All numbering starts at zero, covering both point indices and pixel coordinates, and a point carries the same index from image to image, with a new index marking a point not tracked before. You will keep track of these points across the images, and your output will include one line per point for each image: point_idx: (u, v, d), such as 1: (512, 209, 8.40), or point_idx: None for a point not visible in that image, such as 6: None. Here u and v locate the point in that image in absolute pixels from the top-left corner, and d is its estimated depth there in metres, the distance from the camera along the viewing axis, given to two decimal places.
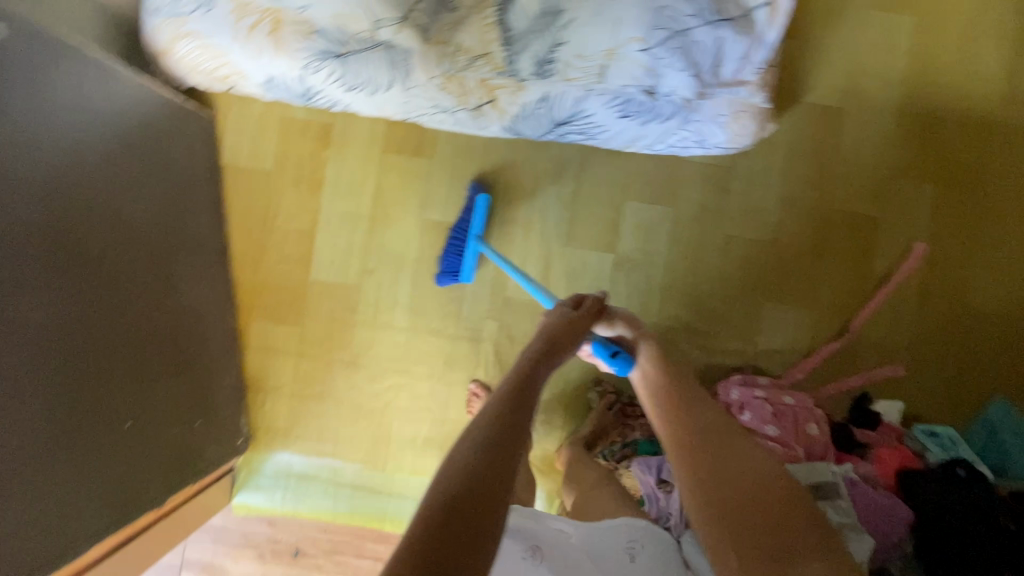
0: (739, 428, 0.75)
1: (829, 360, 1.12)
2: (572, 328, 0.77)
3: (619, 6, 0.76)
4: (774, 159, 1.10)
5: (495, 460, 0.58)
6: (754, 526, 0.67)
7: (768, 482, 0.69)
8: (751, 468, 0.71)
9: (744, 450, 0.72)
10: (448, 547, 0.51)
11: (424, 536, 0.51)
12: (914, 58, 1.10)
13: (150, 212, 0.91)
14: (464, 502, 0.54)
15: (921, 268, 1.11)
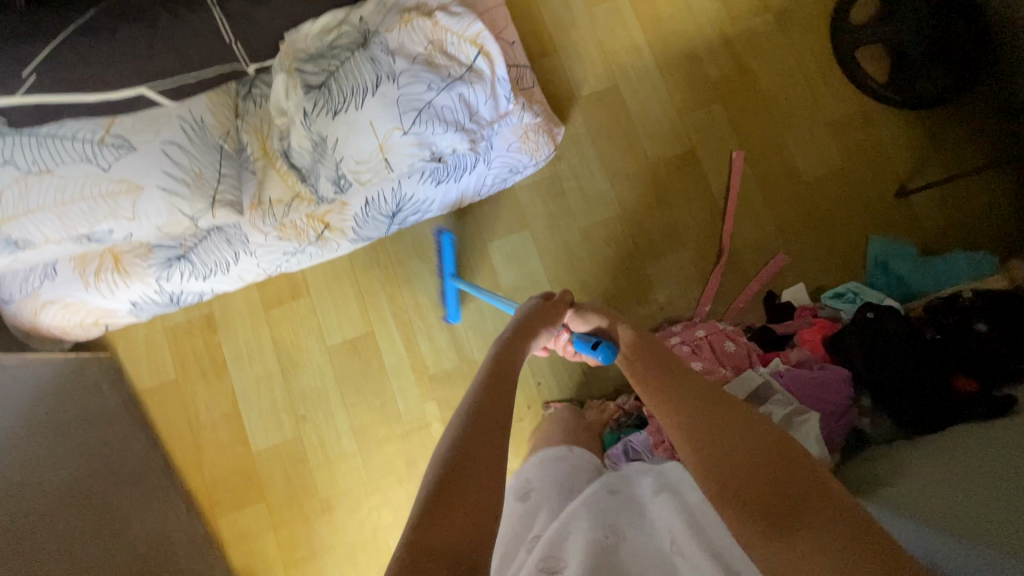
0: (723, 405, 0.69)
1: (724, 281, 1.21)
2: (542, 319, 0.85)
3: (367, 112, 0.89)
4: (585, 151, 1.24)
5: (491, 436, 0.63)
6: (768, 491, 0.58)
7: (766, 446, 0.62)
8: (744, 438, 0.64)
9: (729, 424, 0.66)
10: (462, 528, 0.54)
11: (444, 519, 0.54)
12: (645, 21, 1.28)
13: (83, 464, 0.94)
14: (472, 480, 0.58)
15: (751, 169, 1.24)
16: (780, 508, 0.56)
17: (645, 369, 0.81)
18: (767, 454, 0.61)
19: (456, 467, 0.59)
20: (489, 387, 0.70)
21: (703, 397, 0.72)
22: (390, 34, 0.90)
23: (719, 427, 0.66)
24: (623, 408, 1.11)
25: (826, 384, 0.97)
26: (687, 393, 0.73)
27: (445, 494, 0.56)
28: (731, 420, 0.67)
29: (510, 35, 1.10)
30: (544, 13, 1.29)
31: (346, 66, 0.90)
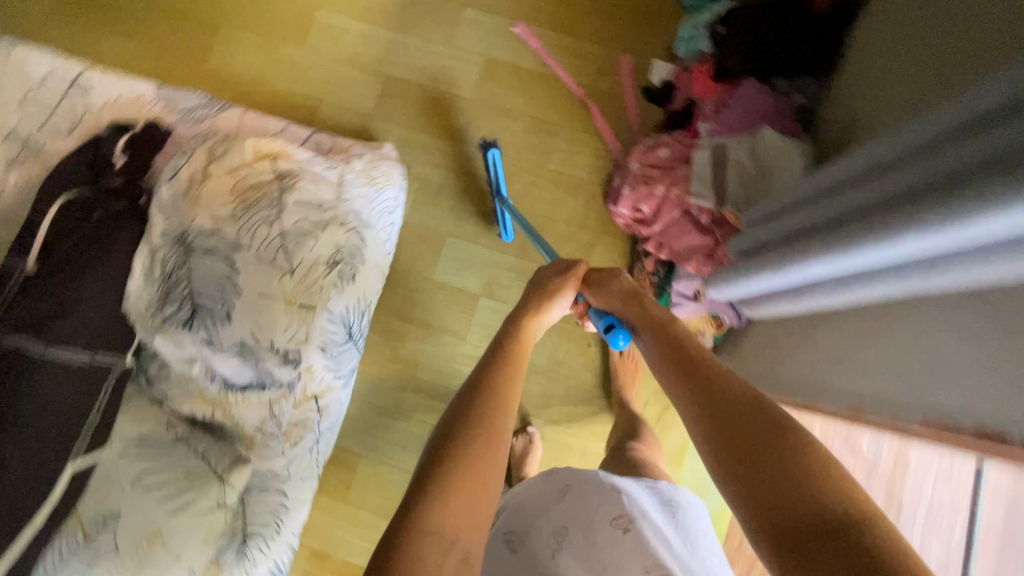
0: (721, 387, 0.57)
1: (608, 114, 1.22)
2: (545, 284, 0.82)
3: (247, 286, 0.85)
4: (421, 141, 1.24)
5: (489, 412, 0.61)
6: (750, 491, 0.49)
7: (764, 439, 0.51)
8: (740, 429, 0.53)
9: (721, 409, 0.55)
10: (466, 506, 0.54)
11: (441, 493, 0.54)
12: (357, 14, 1.28)
13: None
14: (477, 458, 0.57)
15: (536, 25, 1.26)
16: (810, 541, 0.44)
17: (653, 351, 0.68)
18: (760, 449, 0.50)
19: (458, 439, 0.58)
20: (496, 365, 0.68)
21: (698, 373, 0.59)
22: (196, 218, 0.85)
23: (708, 413, 0.56)
24: (648, 270, 1.09)
25: (751, 99, 1.00)
26: (682, 373, 0.61)
27: (449, 467, 0.56)
28: (723, 402, 0.55)
29: (276, 125, 1.11)
30: (281, 83, 1.26)
31: (196, 273, 0.84)
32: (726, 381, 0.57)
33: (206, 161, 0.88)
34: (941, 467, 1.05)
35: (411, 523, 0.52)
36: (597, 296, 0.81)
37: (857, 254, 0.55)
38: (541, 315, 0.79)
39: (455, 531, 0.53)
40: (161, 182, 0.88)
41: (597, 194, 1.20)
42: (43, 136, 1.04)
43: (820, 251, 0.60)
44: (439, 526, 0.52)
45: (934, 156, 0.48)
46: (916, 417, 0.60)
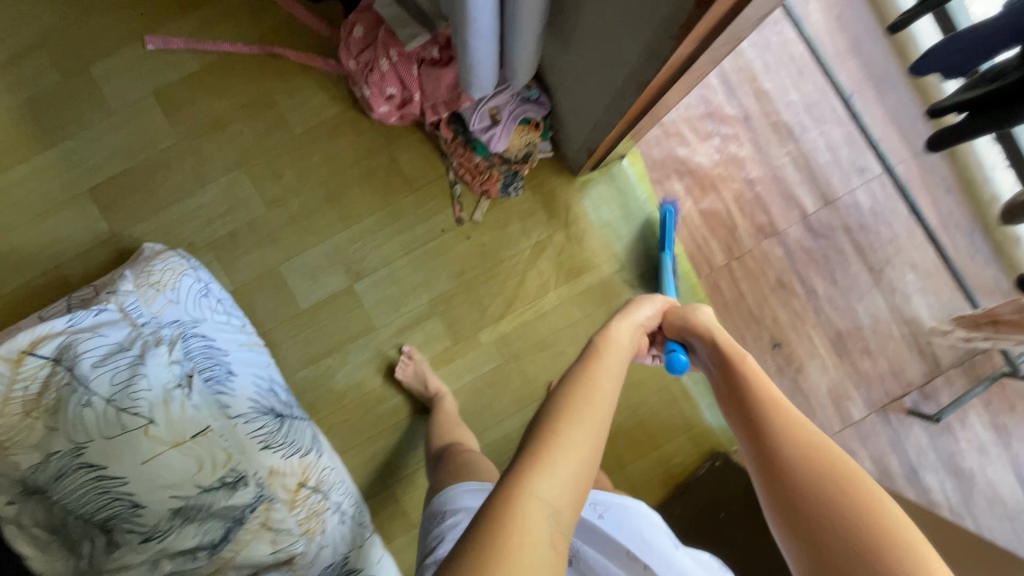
0: (786, 440, 0.57)
1: (298, 43, 1.10)
2: (635, 304, 0.76)
3: (126, 467, 0.74)
4: (177, 215, 1.10)
5: (596, 384, 0.54)
6: (808, 542, 0.52)
7: (826, 492, 0.53)
8: (807, 480, 0.54)
9: (788, 460, 0.56)
10: (573, 468, 0.46)
11: (551, 461, 0.46)
12: (4, 166, 1.09)
13: None
14: (588, 421, 0.50)
15: (164, 25, 1.10)
16: None
17: (740, 388, 0.64)
18: (825, 502, 0.52)
19: (564, 402, 0.51)
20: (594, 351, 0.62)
21: (761, 420, 0.60)
22: (19, 462, 0.73)
23: (774, 462, 0.57)
24: (451, 136, 1.05)
25: None
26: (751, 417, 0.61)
27: (559, 430, 0.48)
28: (790, 460, 0.55)
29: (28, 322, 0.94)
30: (6, 285, 1.09)
31: (69, 502, 0.73)
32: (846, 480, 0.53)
33: None
34: (789, 65, 1.20)
35: (513, 496, 0.43)
36: (673, 321, 0.78)
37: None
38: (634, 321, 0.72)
39: (560, 509, 0.44)
40: None
41: (357, 116, 1.10)
42: None
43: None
44: (544, 500, 0.43)
45: None
46: (668, 41, 0.54)
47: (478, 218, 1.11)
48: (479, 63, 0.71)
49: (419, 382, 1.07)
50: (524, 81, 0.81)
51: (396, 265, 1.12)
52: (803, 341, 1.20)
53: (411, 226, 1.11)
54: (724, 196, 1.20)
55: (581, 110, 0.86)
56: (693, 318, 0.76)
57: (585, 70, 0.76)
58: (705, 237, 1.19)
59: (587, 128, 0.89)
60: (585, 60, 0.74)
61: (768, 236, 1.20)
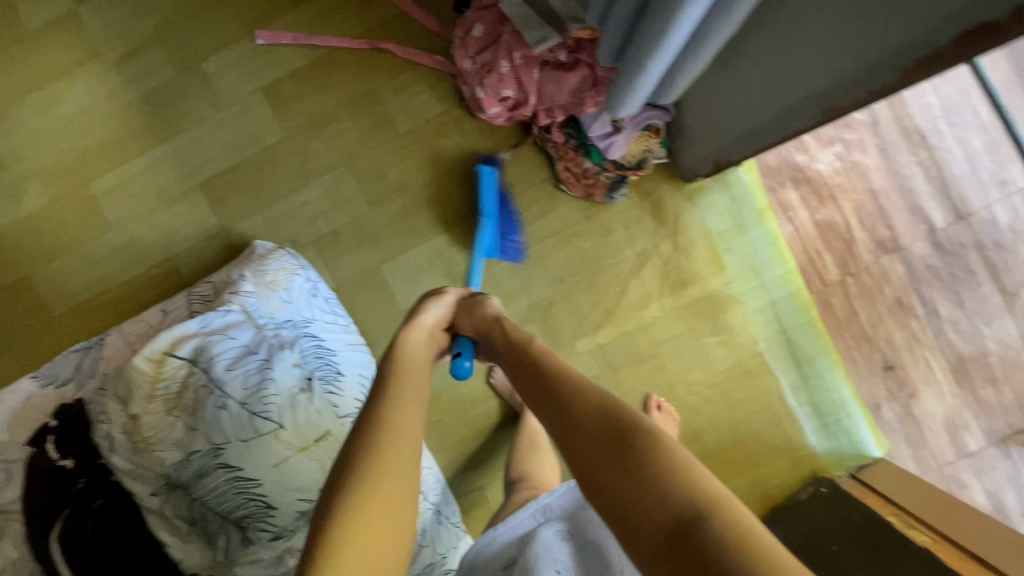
0: (575, 401, 0.58)
1: (407, 40, 1.07)
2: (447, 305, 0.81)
3: (258, 469, 0.77)
4: (282, 211, 1.12)
5: (395, 440, 0.55)
6: (617, 516, 0.48)
7: (616, 433, 0.52)
8: (593, 432, 0.54)
9: (578, 416, 0.56)
10: (376, 537, 0.48)
11: (359, 502, 0.49)
12: (122, 159, 1.13)
13: None
14: (389, 479, 0.52)
15: (274, 19, 1.09)
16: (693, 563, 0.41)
17: (535, 367, 0.66)
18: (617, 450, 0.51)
19: (367, 470, 0.52)
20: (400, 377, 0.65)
21: (560, 395, 0.60)
22: (164, 458, 0.77)
23: (570, 427, 0.56)
24: (561, 140, 1.00)
25: None
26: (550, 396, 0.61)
27: (357, 500, 0.49)
28: (579, 415, 0.56)
29: (155, 317, 1.00)
30: (126, 274, 1.14)
31: (208, 497, 0.77)
32: (599, 412, 0.55)
33: (120, 408, 0.79)
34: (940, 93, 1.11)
35: (342, 534, 0.47)
36: (459, 320, 0.81)
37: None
38: (424, 326, 0.76)
39: (376, 552, 0.47)
40: (109, 457, 0.80)
41: (464, 115, 1.08)
42: None
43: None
44: (358, 536, 0.47)
45: None
46: None
47: (580, 224, 1.08)
48: (660, 60, 0.67)
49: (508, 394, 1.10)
50: (687, 84, 0.76)
51: (494, 268, 1.10)
52: (919, 366, 1.12)
53: (511, 229, 1.09)
54: (843, 207, 1.11)
55: (725, 120, 0.81)
56: (481, 302, 0.79)
57: (758, 75, 0.71)
58: (820, 250, 1.12)
59: (726, 139, 0.84)
60: (764, 66, 0.69)
61: (889, 252, 1.12)
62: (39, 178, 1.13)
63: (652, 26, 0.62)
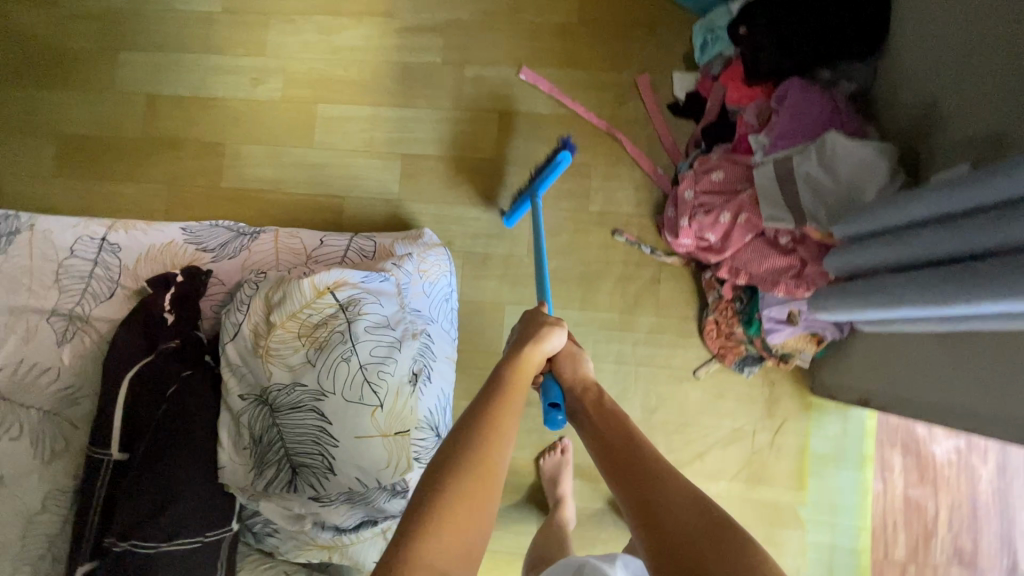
0: (660, 477, 0.56)
1: (640, 141, 1.17)
2: (534, 329, 0.78)
3: (343, 433, 0.79)
4: (454, 214, 1.19)
5: (488, 455, 0.57)
6: None
7: (705, 527, 0.50)
8: (677, 521, 0.51)
9: (663, 501, 0.54)
10: (451, 555, 0.49)
11: (437, 523, 0.50)
12: (356, 101, 1.24)
13: None
14: (477, 496, 0.53)
15: (542, 66, 1.21)
16: None
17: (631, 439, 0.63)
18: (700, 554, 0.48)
19: (459, 477, 0.54)
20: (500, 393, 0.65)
21: (640, 469, 0.58)
22: (272, 374, 0.81)
23: (653, 504, 0.54)
24: (727, 297, 1.04)
25: (805, 105, 0.92)
26: (632, 470, 0.59)
27: (441, 506, 0.52)
28: (659, 490, 0.55)
29: (312, 241, 1.07)
30: (297, 189, 1.23)
31: (289, 432, 0.80)
32: (689, 499, 0.53)
33: (262, 309, 0.84)
34: None
35: (411, 553, 0.48)
36: (561, 364, 0.78)
37: (974, 304, 0.56)
38: (541, 351, 0.74)
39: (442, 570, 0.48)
40: (225, 344, 0.84)
41: (650, 227, 1.15)
42: (82, 309, 1.08)
43: (941, 294, 0.59)
44: (432, 563, 0.48)
45: (950, 232, 0.59)
46: None
47: (698, 374, 1.10)
48: (869, 314, 0.74)
49: (549, 481, 1.08)
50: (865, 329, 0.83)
51: (600, 365, 1.13)
52: None
53: (636, 342, 1.12)
54: (940, 498, 1.08)
55: (893, 375, 0.83)
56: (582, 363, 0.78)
57: (916, 358, 0.78)
58: (897, 524, 1.09)
59: (889, 391, 0.85)
60: (943, 353, 0.72)
61: (962, 566, 1.07)
62: (284, 78, 1.26)
63: (864, 301, 0.73)
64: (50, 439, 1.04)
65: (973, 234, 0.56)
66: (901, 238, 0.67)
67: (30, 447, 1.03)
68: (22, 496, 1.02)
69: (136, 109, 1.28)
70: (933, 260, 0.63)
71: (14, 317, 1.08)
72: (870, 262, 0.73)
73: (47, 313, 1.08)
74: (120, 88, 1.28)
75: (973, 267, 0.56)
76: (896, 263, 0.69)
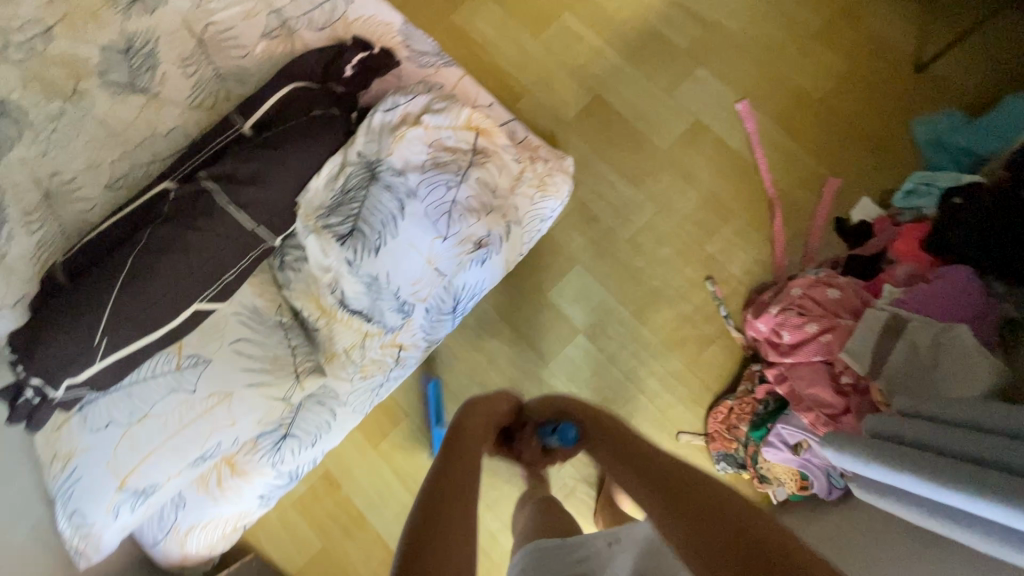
0: (671, 473, 0.62)
1: (790, 228, 1.17)
2: (493, 402, 0.84)
3: (404, 234, 0.89)
4: (598, 167, 1.25)
5: (461, 509, 0.61)
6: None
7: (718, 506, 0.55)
8: (686, 503, 0.57)
9: (674, 488, 0.59)
10: None
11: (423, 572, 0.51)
12: (597, 29, 1.31)
13: None
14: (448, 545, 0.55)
15: (760, 111, 1.22)
16: None
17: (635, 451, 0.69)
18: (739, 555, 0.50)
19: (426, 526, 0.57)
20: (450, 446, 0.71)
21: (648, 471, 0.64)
22: (392, 154, 0.90)
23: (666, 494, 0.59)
24: (756, 394, 1.04)
25: (963, 288, 0.87)
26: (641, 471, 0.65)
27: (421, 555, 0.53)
28: (671, 480, 0.61)
29: (484, 99, 1.16)
30: (501, 60, 1.33)
31: (369, 202, 0.89)
32: (704, 488, 0.58)
33: (423, 107, 0.94)
34: None
35: None
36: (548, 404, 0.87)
37: (990, 503, 0.55)
38: (488, 413, 0.82)
39: None
40: (376, 109, 0.95)
41: (740, 297, 1.15)
42: (296, 23, 1.23)
43: (963, 482, 0.59)
44: None
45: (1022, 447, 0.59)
46: None
47: (680, 438, 1.11)
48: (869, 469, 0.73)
49: None
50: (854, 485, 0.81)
51: (611, 367, 1.16)
52: None
53: (653, 373, 1.15)
54: None
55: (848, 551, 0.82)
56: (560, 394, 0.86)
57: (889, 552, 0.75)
58: None
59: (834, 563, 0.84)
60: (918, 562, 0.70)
61: None
62: None
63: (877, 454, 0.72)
64: (206, 94, 1.22)
65: None
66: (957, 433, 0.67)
67: (191, 88, 1.21)
68: (160, 114, 1.20)
69: None
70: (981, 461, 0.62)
71: None
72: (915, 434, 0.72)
73: (273, 9, 1.25)
74: None
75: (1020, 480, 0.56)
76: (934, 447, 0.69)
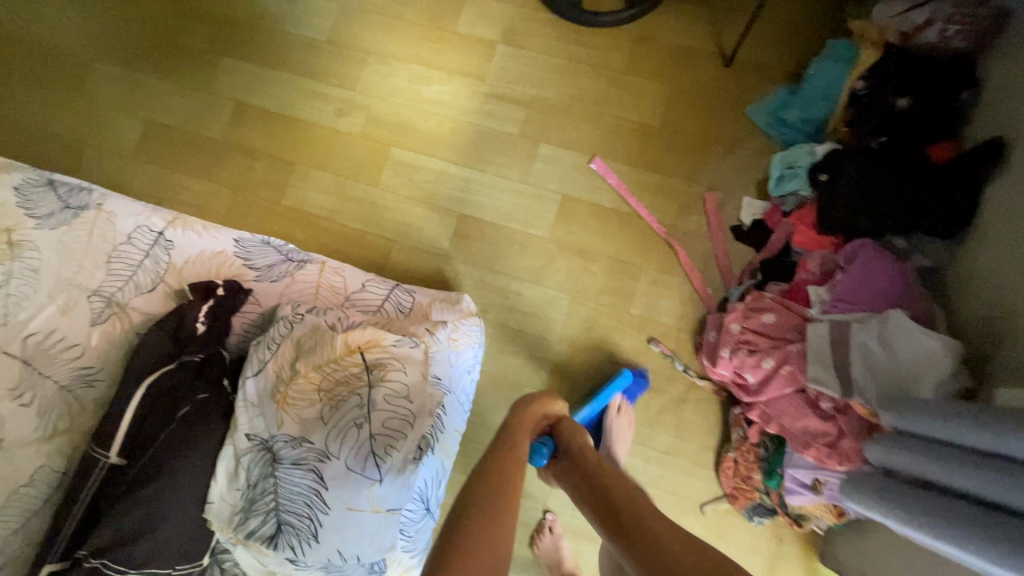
0: (646, 528, 0.64)
1: (696, 255, 1.15)
2: (551, 402, 0.89)
3: (335, 502, 0.77)
4: (496, 285, 1.19)
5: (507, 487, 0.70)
6: None
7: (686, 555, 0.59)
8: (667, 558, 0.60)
9: (646, 536, 0.63)
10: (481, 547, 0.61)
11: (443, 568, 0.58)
12: (429, 153, 1.26)
13: None
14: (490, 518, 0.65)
15: (613, 161, 1.21)
16: None
17: (603, 496, 0.72)
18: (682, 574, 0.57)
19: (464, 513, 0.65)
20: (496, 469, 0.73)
21: (627, 521, 0.66)
22: (283, 423, 0.80)
23: (641, 545, 0.62)
24: (752, 440, 1.00)
25: (876, 275, 0.88)
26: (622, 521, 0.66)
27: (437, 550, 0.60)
28: (645, 533, 0.63)
29: (354, 283, 1.08)
30: (352, 223, 1.25)
31: (283, 490, 0.78)
32: (677, 538, 0.62)
33: (289, 353, 0.84)
34: None
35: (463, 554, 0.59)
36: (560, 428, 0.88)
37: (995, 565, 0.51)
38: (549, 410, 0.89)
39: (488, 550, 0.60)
40: (246, 376, 0.84)
41: (688, 345, 1.12)
42: (121, 295, 1.10)
43: (968, 544, 0.55)
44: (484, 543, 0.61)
45: (990, 473, 0.56)
46: None
47: (705, 509, 1.06)
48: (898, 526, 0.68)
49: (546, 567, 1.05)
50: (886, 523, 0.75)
51: None
52: None
53: (647, 459, 1.09)
54: None
55: None
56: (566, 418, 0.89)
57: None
58: None
59: None
60: None
61: None
62: (366, 115, 1.29)
63: (895, 511, 0.67)
64: (56, 416, 1.06)
65: (1013, 489, 0.52)
66: (946, 464, 0.62)
67: (32, 419, 1.05)
68: (14, 464, 1.03)
69: (224, 113, 1.33)
70: (982, 498, 0.58)
71: (58, 287, 1.11)
72: (914, 469, 0.68)
73: (88, 292, 1.11)
74: (214, 91, 1.34)
75: (1012, 528, 0.52)
76: (938, 488, 0.64)
